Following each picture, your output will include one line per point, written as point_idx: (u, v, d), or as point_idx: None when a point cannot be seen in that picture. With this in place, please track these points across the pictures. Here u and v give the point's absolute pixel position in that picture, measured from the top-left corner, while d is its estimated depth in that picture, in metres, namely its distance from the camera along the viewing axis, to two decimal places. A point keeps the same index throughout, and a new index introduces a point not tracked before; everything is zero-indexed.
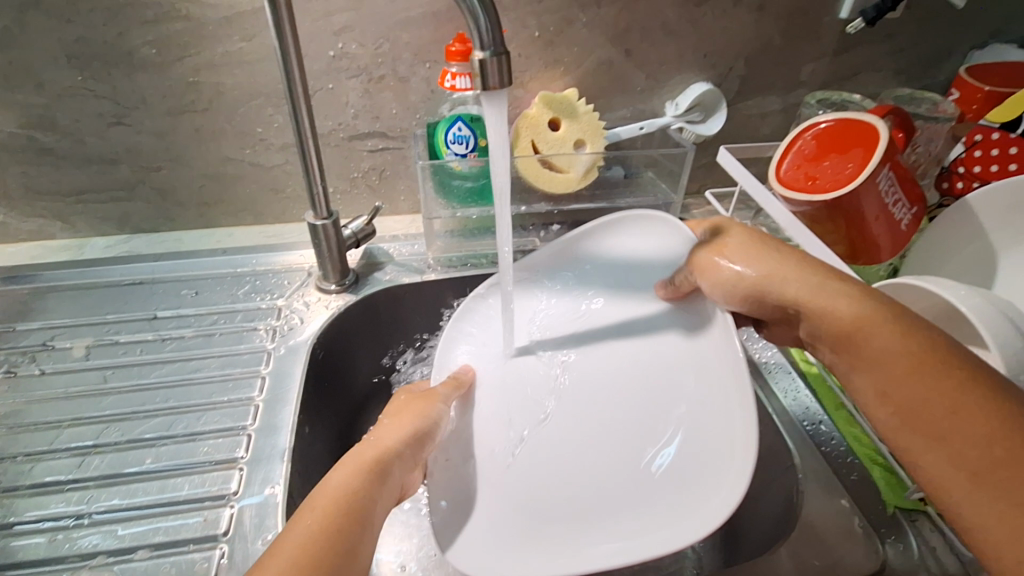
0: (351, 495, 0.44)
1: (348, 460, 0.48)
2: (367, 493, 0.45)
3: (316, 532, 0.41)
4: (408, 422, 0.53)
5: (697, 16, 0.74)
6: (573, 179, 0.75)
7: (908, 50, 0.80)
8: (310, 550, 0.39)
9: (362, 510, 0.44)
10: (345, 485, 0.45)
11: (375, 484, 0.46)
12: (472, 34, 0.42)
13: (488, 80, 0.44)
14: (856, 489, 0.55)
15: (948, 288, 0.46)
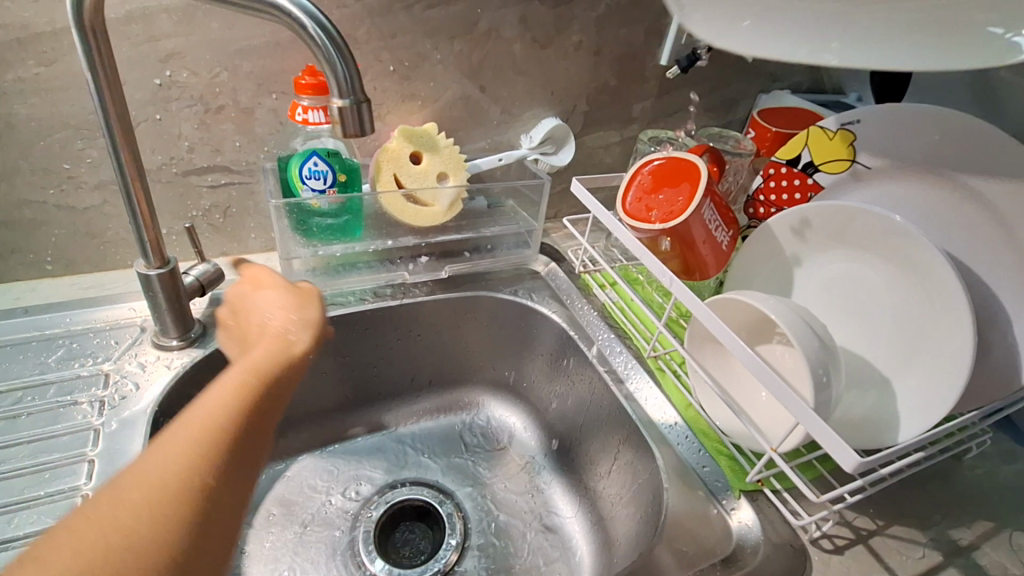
0: (300, 366, 0.46)
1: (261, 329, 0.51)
2: (281, 370, 0.44)
3: (224, 404, 0.39)
4: (294, 320, 0.51)
5: (543, 57, 0.79)
6: (439, 213, 0.75)
7: (712, 92, 0.95)
8: (253, 400, 0.40)
9: (276, 399, 0.42)
10: (266, 359, 0.45)
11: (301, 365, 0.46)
12: (333, 80, 0.44)
13: (347, 127, 0.45)
14: (708, 480, 0.59)
15: (765, 300, 0.54)
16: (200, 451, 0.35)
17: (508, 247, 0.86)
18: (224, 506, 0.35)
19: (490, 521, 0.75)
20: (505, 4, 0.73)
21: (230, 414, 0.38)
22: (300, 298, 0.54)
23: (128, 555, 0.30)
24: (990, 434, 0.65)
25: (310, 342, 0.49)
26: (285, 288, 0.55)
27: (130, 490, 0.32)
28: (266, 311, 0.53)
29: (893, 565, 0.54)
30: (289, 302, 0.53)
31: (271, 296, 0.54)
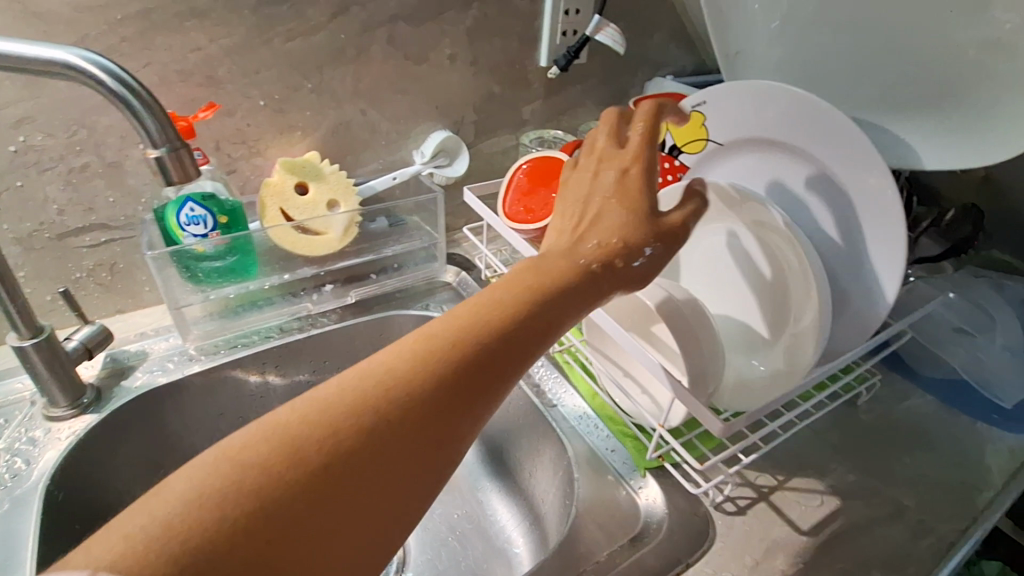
0: (558, 301, 0.41)
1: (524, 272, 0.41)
2: (565, 289, 0.41)
3: (447, 351, 0.37)
4: (635, 196, 0.46)
5: (420, 74, 0.80)
6: (333, 240, 0.75)
7: (599, 86, 0.97)
8: (477, 352, 0.37)
9: (522, 346, 0.39)
10: (540, 291, 0.40)
11: (581, 285, 0.42)
12: (144, 135, 0.48)
13: (170, 176, 0.50)
14: (616, 464, 0.61)
15: (640, 286, 0.57)
16: (392, 400, 0.35)
17: (415, 263, 0.86)
18: (347, 482, 0.33)
19: (432, 536, 0.76)
20: (369, 27, 0.74)
21: (467, 365, 0.37)
22: (626, 203, 0.46)
23: (271, 502, 0.31)
24: (877, 375, 0.70)
25: (635, 258, 0.45)
26: (594, 168, 0.48)
27: (339, 460, 0.32)
28: (593, 203, 0.47)
29: (793, 517, 0.56)
30: (593, 206, 0.46)
31: (585, 178, 0.48)
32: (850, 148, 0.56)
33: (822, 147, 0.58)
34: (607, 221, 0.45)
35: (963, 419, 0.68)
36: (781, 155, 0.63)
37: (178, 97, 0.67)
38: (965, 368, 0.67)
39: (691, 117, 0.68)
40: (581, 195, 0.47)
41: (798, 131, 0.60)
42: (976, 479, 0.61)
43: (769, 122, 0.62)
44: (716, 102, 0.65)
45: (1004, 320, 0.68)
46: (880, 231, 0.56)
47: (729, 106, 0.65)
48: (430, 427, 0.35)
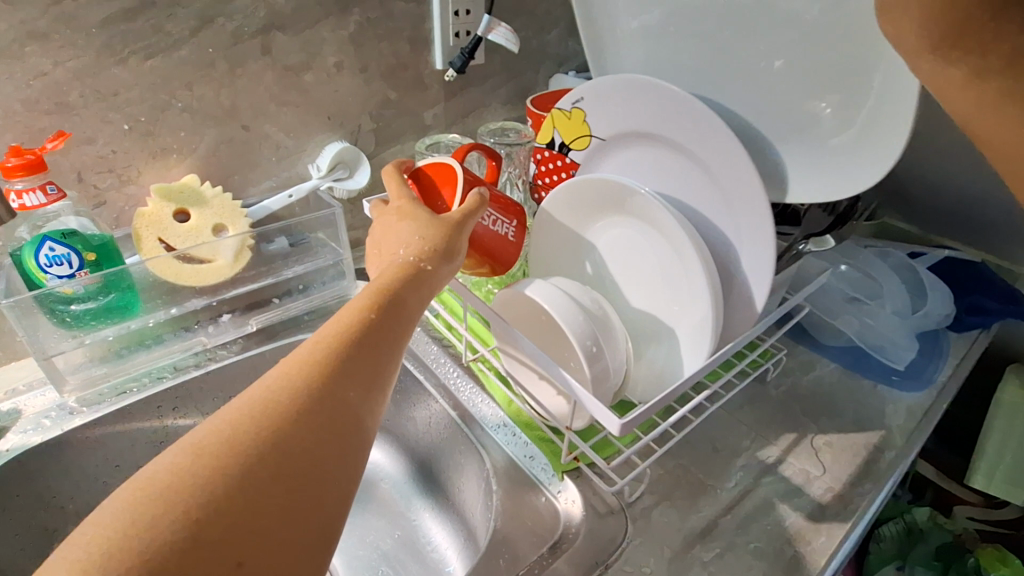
0: (388, 309, 0.48)
1: (360, 296, 0.49)
2: (392, 298, 0.49)
3: (304, 363, 0.42)
4: (419, 218, 0.55)
5: (304, 84, 0.77)
6: (224, 267, 0.71)
7: (502, 86, 0.96)
8: (333, 355, 0.43)
9: (368, 345, 0.45)
10: (374, 305, 0.48)
11: (407, 293, 0.50)
12: None
13: None
14: (535, 470, 0.60)
15: (539, 289, 0.55)
16: (275, 407, 0.39)
17: (323, 283, 0.82)
18: (249, 487, 0.35)
19: (362, 568, 0.73)
20: (240, 39, 0.70)
21: (330, 366, 0.42)
22: (416, 226, 0.55)
23: (184, 509, 0.33)
24: (784, 350, 0.72)
25: (439, 262, 0.53)
26: (386, 220, 0.57)
27: (255, 471, 0.36)
28: (394, 241, 0.55)
29: (708, 502, 0.57)
30: (392, 244, 0.54)
31: (381, 227, 0.57)
32: (707, 136, 0.57)
33: (685, 134, 0.59)
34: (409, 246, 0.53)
35: (865, 383, 0.71)
36: (654, 147, 0.64)
37: (25, 128, 0.62)
38: (858, 334, 0.72)
39: (573, 114, 0.69)
40: (381, 242, 0.56)
41: (672, 125, 0.60)
42: (879, 440, 0.64)
43: (638, 116, 0.63)
44: (593, 99, 0.67)
45: (891, 286, 0.73)
46: (747, 210, 0.55)
47: (604, 102, 0.66)
48: (312, 422, 0.39)
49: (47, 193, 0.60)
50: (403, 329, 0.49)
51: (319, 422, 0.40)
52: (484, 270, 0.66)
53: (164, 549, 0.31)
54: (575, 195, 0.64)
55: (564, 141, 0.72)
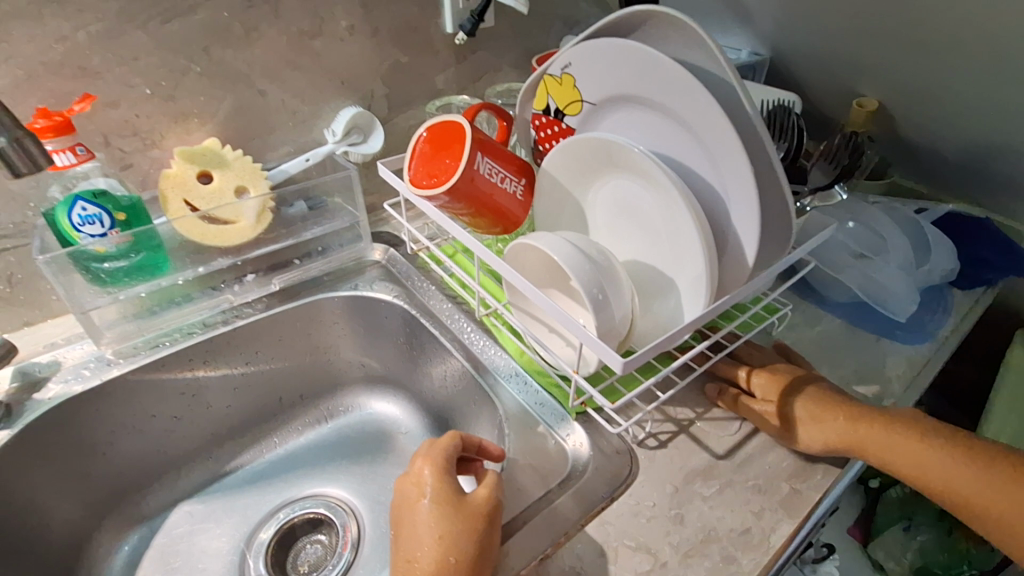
0: (451, 541, 0.47)
1: (415, 555, 0.47)
2: (447, 530, 0.48)
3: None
4: (435, 457, 0.54)
5: (316, 48, 0.78)
6: (247, 227, 0.74)
7: (513, 49, 0.97)
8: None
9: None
10: None
11: (455, 517, 0.49)
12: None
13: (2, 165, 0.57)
14: (544, 414, 0.64)
15: (550, 242, 0.57)
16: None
17: (341, 244, 0.85)
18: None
19: (384, 512, 0.77)
20: (253, 4, 0.72)
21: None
22: (439, 473, 0.53)
23: None
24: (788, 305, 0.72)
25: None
26: (407, 475, 0.53)
27: None
28: (414, 531, 0.49)
29: (709, 444, 0.59)
30: (424, 488, 0.52)
31: (405, 489, 0.53)
32: (690, 107, 0.51)
33: (663, 98, 0.54)
34: (436, 483, 0.52)
35: (868, 335, 0.72)
36: (639, 110, 0.58)
37: (52, 92, 0.65)
38: (862, 289, 0.71)
39: (564, 80, 0.63)
40: (404, 499, 0.52)
41: (651, 90, 0.55)
42: (878, 389, 0.66)
43: (619, 79, 0.57)
44: (577, 62, 0.61)
45: (895, 241, 0.72)
46: (735, 184, 0.52)
47: (590, 66, 0.60)
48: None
49: (76, 153, 0.63)
50: (482, 538, 0.48)
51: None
52: (496, 229, 0.69)
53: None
54: (573, 154, 0.64)
55: (558, 107, 0.66)
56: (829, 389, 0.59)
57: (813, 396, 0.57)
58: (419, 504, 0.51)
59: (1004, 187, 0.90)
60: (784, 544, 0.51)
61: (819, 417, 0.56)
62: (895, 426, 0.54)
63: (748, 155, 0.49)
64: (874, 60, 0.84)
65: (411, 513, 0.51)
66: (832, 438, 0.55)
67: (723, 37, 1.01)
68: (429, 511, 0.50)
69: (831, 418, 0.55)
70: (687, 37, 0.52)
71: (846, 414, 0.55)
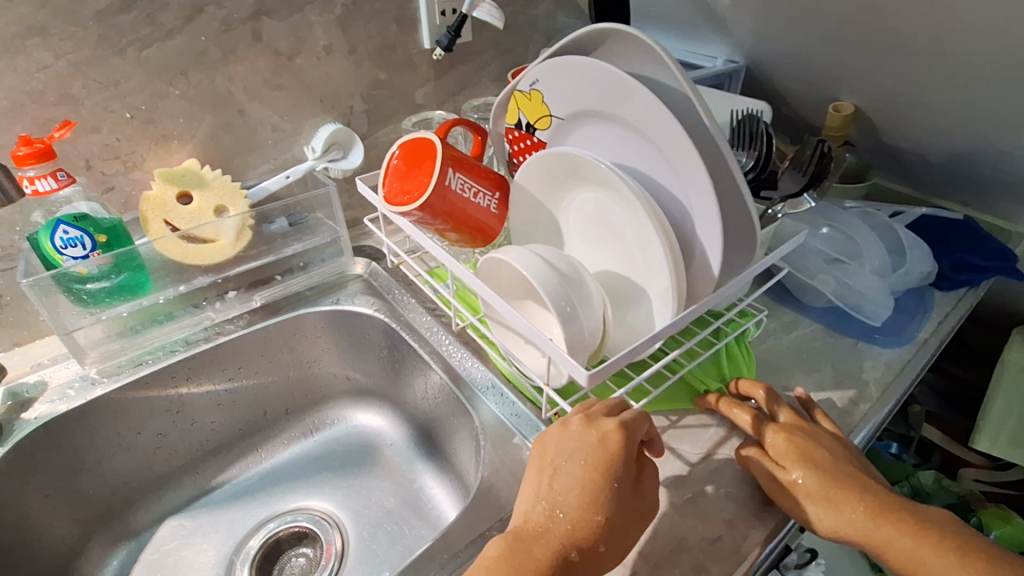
0: (594, 530, 0.46)
1: (555, 514, 0.47)
2: (601, 509, 0.47)
3: (505, 556, 0.45)
4: (627, 428, 0.50)
5: (295, 68, 0.80)
6: (226, 246, 0.75)
7: (492, 62, 0.98)
8: (535, 556, 0.45)
9: (568, 558, 0.45)
10: None
11: (606, 507, 0.47)
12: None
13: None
14: (519, 426, 0.64)
15: (519, 256, 0.57)
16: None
17: (323, 259, 0.86)
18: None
19: (369, 524, 0.78)
20: (231, 27, 0.73)
21: (535, 562, 0.45)
22: (611, 454, 0.49)
23: None
24: (763, 310, 0.72)
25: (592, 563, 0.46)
26: (587, 424, 0.51)
27: None
28: (578, 490, 0.48)
29: (683, 452, 0.60)
30: (590, 455, 0.49)
31: (571, 436, 0.51)
32: (651, 121, 0.52)
33: (627, 113, 0.54)
34: (605, 456, 0.49)
35: (846, 340, 0.72)
36: (606, 124, 0.59)
37: (33, 118, 0.66)
38: (837, 295, 0.72)
39: (533, 95, 0.64)
40: (562, 447, 0.50)
41: (615, 105, 0.55)
42: (855, 394, 0.66)
43: (585, 94, 0.58)
44: (545, 78, 0.61)
45: (870, 246, 0.73)
46: (699, 196, 0.52)
47: (556, 82, 0.60)
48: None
49: (57, 179, 0.64)
50: (624, 534, 0.48)
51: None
52: (471, 243, 0.70)
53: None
54: (545, 170, 0.65)
55: (529, 121, 0.67)
56: (845, 465, 0.52)
57: (832, 475, 0.50)
58: (578, 465, 0.49)
59: (985, 187, 0.90)
60: (755, 555, 0.51)
61: (834, 501, 0.49)
62: (923, 533, 0.47)
63: (708, 168, 0.50)
64: (848, 66, 0.84)
65: (561, 465, 0.49)
66: (844, 528, 0.48)
67: (701, 46, 1.02)
68: (587, 485, 0.48)
69: (849, 508, 0.48)
70: (648, 54, 0.53)
71: (867, 507, 0.48)
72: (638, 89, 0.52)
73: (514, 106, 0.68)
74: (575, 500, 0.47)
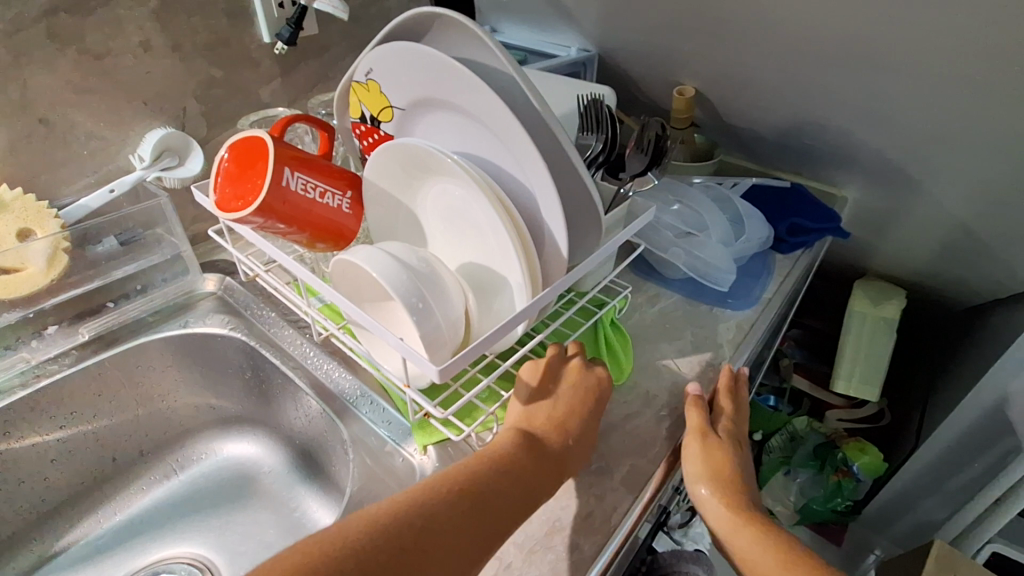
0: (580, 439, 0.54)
1: (553, 423, 0.54)
2: (581, 428, 0.55)
3: (512, 440, 0.51)
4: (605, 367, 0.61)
5: (107, 68, 0.71)
6: (37, 275, 0.66)
7: (345, 57, 0.93)
8: (540, 451, 0.51)
9: (558, 458, 0.52)
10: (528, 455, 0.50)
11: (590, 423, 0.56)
12: None
13: None
14: (390, 431, 0.62)
15: (366, 256, 0.54)
16: (479, 484, 0.45)
17: (165, 280, 0.78)
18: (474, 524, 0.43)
19: (246, 561, 0.72)
20: (16, 23, 0.63)
21: (542, 454, 0.51)
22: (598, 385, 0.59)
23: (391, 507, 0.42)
24: (627, 287, 0.75)
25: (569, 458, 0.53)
26: (576, 360, 0.60)
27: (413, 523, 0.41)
28: (571, 400, 0.56)
29: None
30: (582, 385, 0.57)
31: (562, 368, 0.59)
32: (484, 107, 0.51)
33: (462, 101, 0.53)
34: (595, 387, 0.58)
35: (702, 307, 0.77)
36: (447, 113, 0.57)
37: None
38: (690, 267, 0.76)
39: (371, 86, 0.61)
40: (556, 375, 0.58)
41: (451, 93, 0.54)
42: (712, 356, 0.70)
43: (421, 83, 0.56)
44: (381, 67, 0.58)
45: (715, 217, 0.78)
46: (541, 181, 0.53)
47: (392, 71, 0.58)
48: (511, 489, 0.47)
49: None
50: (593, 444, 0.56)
51: (530, 484, 0.48)
52: (325, 246, 0.66)
53: (340, 570, 0.36)
54: (394, 163, 0.62)
55: (372, 114, 0.64)
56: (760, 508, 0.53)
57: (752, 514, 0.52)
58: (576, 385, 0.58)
59: (811, 157, 1.00)
60: (628, 524, 0.52)
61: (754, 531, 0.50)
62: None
63: (543, 152, 0.50)
64: (687, 51, 0.89)
65: (554, 389, 0.57)
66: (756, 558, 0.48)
67: (556, 36, 1.04)
68: (580, 405, 0.56)
69: (758, 540, 0.49)
70: (476, 39, 0.52)
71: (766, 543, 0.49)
72: (467, 75, 0.51)
73: (355, 99, 0.64)
74: (566, 406, 0.56)
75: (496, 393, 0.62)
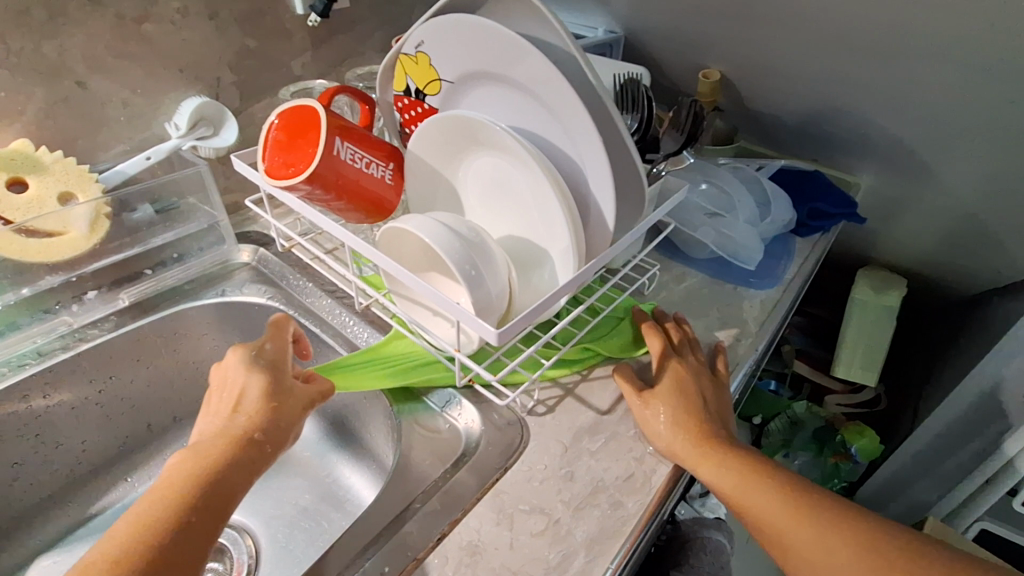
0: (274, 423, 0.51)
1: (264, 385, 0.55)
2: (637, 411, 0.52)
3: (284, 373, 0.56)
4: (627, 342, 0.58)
5: (145, 34, 0.71)
6: (78, 238, 0.67)
7: (374, 31, 0.94)
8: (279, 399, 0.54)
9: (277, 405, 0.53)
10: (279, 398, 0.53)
11: (272, 414, 0.51)
12: None
13: None
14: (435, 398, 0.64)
15: (421, 225, 0.55)
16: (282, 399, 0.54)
17: (201, 249, 0.79)
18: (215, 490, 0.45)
19: (284, 525, 0.73)
20: None
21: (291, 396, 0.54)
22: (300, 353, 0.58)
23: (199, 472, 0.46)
24: (656, 264, 0.78)
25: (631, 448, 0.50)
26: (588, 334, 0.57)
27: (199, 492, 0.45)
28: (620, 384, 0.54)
29: (593, 402, 0.63)
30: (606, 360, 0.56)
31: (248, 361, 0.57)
32: (540, 79, 0.53)
33: (518, 75, 0.55)
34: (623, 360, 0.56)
35: (727, 286, 0.80)
36: (497, 87, 0.59)
37: None
38: (718, 245, 0.79)
39: (419, 58, 0.62)
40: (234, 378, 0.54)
41: (507, 66, 0.55)
42: (738, 332, 0.73)
43: (475, 56, 0.57)
44: (433, 40, 0.60)
45: (741, 198, 0.80)
46: (591, 154, 0.54)
47: (443, 42, 0.59)
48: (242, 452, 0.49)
49: None
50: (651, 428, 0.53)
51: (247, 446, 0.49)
52: (367, 217, 0.67)
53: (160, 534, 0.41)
54: (440, 136, 0.63)
55: (418, 87, 0.65)
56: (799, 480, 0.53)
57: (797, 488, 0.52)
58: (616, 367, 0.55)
59: (829, 144, 1.03)
60: (665, 483, 0.55)
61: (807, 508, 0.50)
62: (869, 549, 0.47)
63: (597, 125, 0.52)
64: (714, 35, 0.91)
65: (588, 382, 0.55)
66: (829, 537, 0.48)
67: (582, 17, 1.05)
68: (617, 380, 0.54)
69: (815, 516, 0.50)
70: (533, 12, 0.53)
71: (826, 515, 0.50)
72: (525, 48, 0.52)
73: (402, 70, 0.65)
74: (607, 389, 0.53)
75: (538, 361, 0.64)
